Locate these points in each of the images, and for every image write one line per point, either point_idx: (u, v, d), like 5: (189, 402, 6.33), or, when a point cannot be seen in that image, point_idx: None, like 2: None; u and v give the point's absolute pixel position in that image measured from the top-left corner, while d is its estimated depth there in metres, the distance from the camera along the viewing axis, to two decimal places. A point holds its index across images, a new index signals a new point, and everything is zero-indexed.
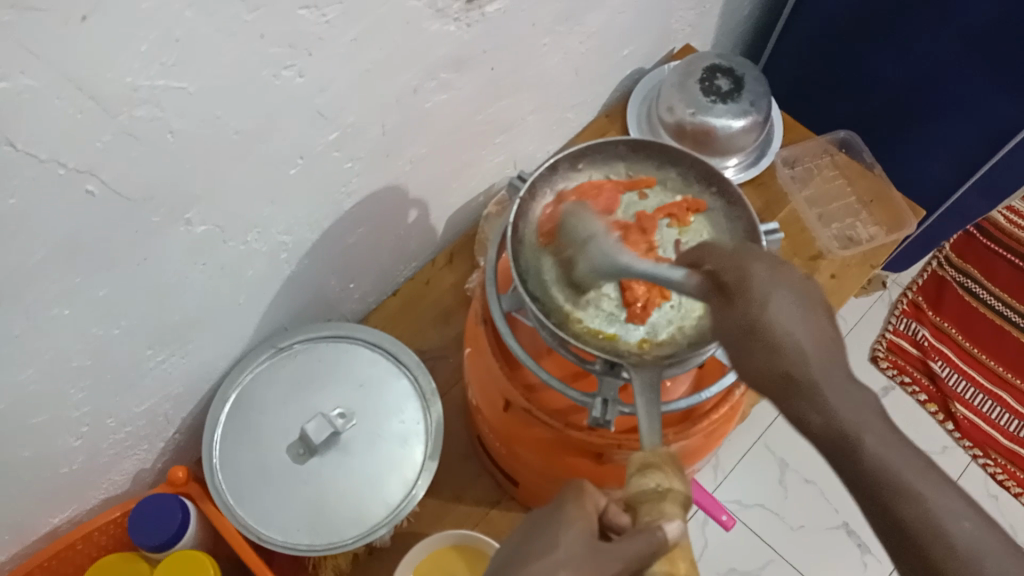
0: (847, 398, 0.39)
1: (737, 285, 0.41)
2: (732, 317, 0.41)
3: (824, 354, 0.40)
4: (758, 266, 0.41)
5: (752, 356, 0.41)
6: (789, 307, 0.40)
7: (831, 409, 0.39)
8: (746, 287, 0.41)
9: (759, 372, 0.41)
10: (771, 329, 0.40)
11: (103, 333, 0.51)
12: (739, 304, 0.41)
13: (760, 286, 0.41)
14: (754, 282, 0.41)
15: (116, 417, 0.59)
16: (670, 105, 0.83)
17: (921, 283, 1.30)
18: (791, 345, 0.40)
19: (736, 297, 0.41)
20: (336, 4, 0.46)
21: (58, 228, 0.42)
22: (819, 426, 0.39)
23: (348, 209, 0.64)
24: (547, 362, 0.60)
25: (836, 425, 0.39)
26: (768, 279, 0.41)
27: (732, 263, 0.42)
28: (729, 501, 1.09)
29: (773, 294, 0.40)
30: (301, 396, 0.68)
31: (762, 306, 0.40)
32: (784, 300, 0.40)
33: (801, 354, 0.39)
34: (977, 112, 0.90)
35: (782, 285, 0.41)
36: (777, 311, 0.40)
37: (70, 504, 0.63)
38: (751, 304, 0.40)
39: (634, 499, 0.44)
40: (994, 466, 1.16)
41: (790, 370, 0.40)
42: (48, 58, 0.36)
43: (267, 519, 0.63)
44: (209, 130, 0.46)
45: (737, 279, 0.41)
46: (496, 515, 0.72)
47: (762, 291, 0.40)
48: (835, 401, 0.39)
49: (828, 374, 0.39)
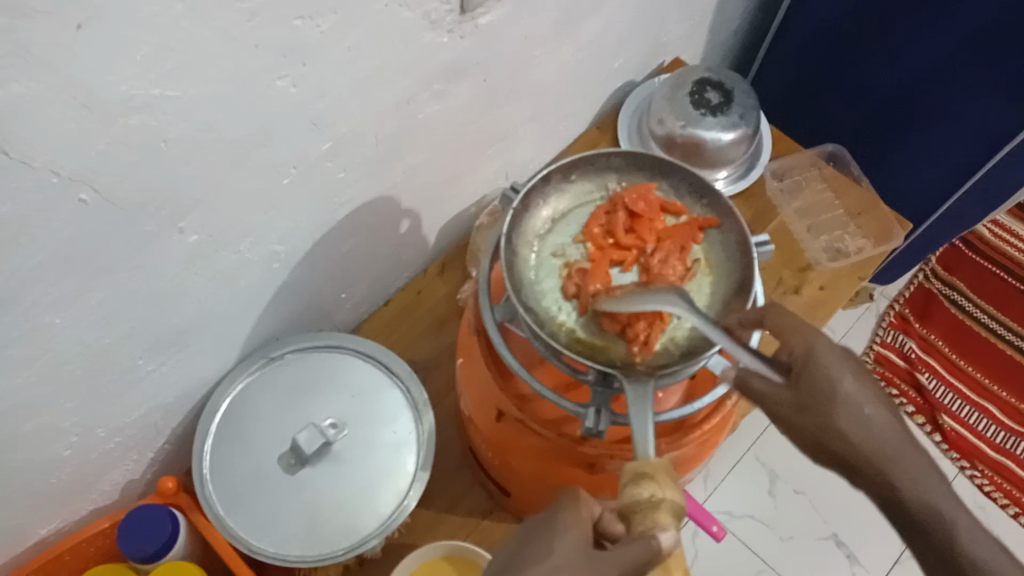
0: (934, 481, 0.39)
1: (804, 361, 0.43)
2: (807, 389, 0.42)
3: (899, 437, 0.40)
4: (822, 341, 0.43)
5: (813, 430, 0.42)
6: (857, 390, 0.42)
7: (922, 494, 0.38)
8: (812, 362, 0.43)
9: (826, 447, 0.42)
10: (844, 404, 0.41)
11: (94, 342, 0.51)
12: (806, 380, 0.43)
13: (825, 366, 0.43)
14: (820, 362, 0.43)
15: (106, 427, 0.59)
16: (660, 118, 0.84)
17: (908, 295, 1.31)
18: (865, 424, 0.41)
19: (803, 368, 0.43)
20: (331, 14, 0.47)
21: (52, 236, 0.42)
22: (910, 508, 0.38)
23: (340, 219, 0.64)
24: (540, 372, 0.61)
25: (931, 510, 0.38)
26: (833, 351, 0.43)
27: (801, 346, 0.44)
28: (718, 512, 1.09)
29: (843, 370, 0.42)
30: (292, 406, 0.68)
31: (829, 378, 0.42)
32: (855, 377, 0.42)
33: (878, 434, 0.40)
34: (962, 125, 0.92)
35: (847, 361, 0.43)
36: (848, 387, 0.42)
37: (58, 515, 0.62)
38: (819, 377, 0.42)
39: (628, 509, 0.44)
40: (981, 477, 1.16)
41: (868, 451, 0.40)
42: (43, 65, 0.36)
43: (258, 530, 0.63)
44: (204, 138, 0.46)
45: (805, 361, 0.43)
46: (487, 526, 0.72)
47: (829, 364, 0.42)
48: (926, 485, 0.38)
49: (911, 456, 0.40)
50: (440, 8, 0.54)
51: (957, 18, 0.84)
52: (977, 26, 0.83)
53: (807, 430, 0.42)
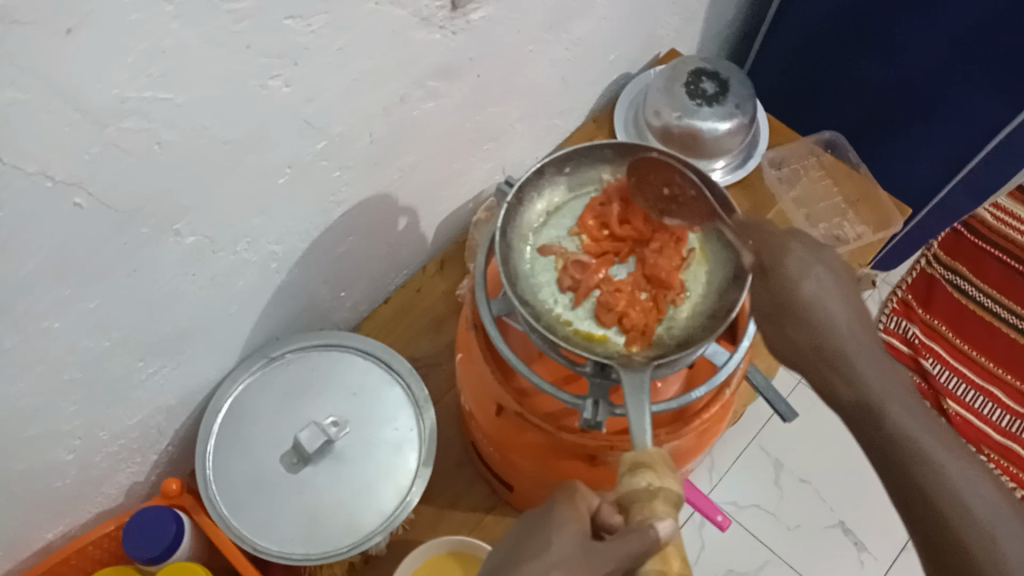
0: (877, 373, 0.48)
1: (771, 262, 0.52)
2: (773, 291, 0.52)
3: (848, 328, 0.49)
4: (798, 249, 0.52)
5: (788, 324, 0.51)
6: (824, 290, 0.50)
7: (861, 380, 0.47)
8: (779, 268, 0.51)
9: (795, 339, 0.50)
10: (803, 303, 0.50)
11: (94, 346, 0.52)
12: (775, 281, 0.51)
13: (796, 262, 0.51)
14: (791, 258, 0.51)
15: (109, 430, 0.59)
16: (657, 109, 0.84)
17: (910, 282, 1.31)
18: (823, 319, 0.49)
19: (778, 274, 0.51)
20: (321, 14, 0.47)
21: (48, 240, 0.43)
22: (848, 394, 0.48)
23: (337, 218, 0.64)
24: (538, 365, 0.61)
25: (865, 396, 0.47)
26: (806, 260, 0.51)
27: (773, 241, 0.52)
28: (725, 503, 1.09)
29: (809, 275, 0.50)
30: (294, 406, 0.68)
31: (796, 282, 0.50)
32: (821, 280, 0.50)
33: (831, 324, 0.49)
34: (957, 117, 0.91)
35: (815, 267, 0.51)
36: (813, 289, 0.50)
37: (64, 518, 0.63)
38: (787, 279, 0.51)
39: (625, 499, 0.44)
40: (988, 462, 1.16)
41: (822, 339, 0.49)
42: (34, 71, 0.36)
43: (263, 530, 0.63)
44: (197, 141, 0.46)
45: (775, 256, 0.52)
46: (491, 521, 0.72)
47: (798, 270, 0.51)
48: (865, 373, 0.48)
49: (857, 347, 0.49)
50: (432, 5, 0.54)
51: (945, 16, 0.84)
52: (967, 23, 0.83)
53: (763, 322, 0.53)
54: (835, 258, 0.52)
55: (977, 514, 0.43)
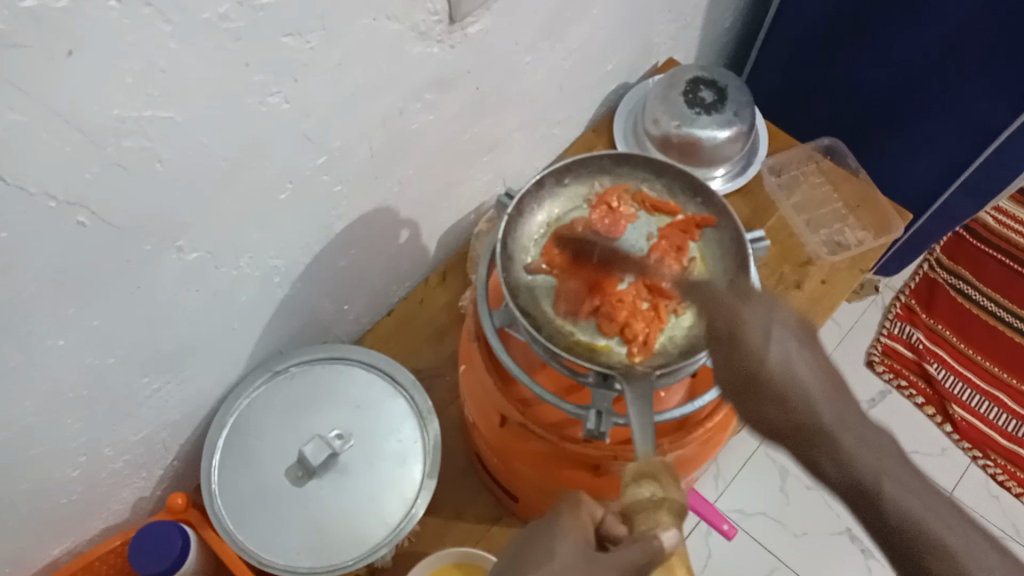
0: (864, 444, 0.37)
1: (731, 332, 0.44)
2: (733, 362, 0.43)
3: (825, 394, 0.39)
4: (752, 313, 0.45)
5: (754, 399, 0.41)
6: (789, 354, 0.41)
7: (848, 458, 0.36)
8: (739, 337, 0.43)
9: (763, 417, 0.40)
10: (765, 371, 0.41)
11: (97, 363, 0.52)
12: (735, 352, 0.43)
13: (752, 327, 0.43)
14: (748, 323, 0.44)
15: (114, 447, 0.59)
16: (655, 118, 0.84)
17: (912, 286, 1.30)
18: (792, 386, 0.40)
19: (737, 342, 0.43)
20: (319, 30, 0.47)
21: (52, 260, 0.43)
22: (836, 476, 0.36)
23: (338, 231, 0.64)
24: (541, 376, 0.61)
25: (857, 477, 0.36)
26: (763, 325, 0.44)
27: (728, 315, 0.46)
28: (730, 510, 1.09)
29: (768, 339, 0.42)
30: (298, 419, 0.69)
31: (755, 349, 0.42)
32: (784, 340, 0.42)
33: (802, 392, 0.39)
34: (955, 118, 0.91)
35: (771, 329, 0.43)
36: (777, 355, 0.41)
37: (69, 535, 0.63)
38: (747, 346, 0.42)
39: (630, 509, 0.44)
40: (994, 466, 1.16)
41: (793, 411, 0.39)
42: (34, 93, 0.36)
43: (268, 543, 0.63)
44: (198, 158, 0.47)
45: (730, 324, 0.45)
46: (496, 532, 0.72)
47: (758, 335, 0.43)
48: (851, 448, 0.37)
49: (839, 415, 0.38)
50: (428, 19, 0.54)
51: (941, 16, 0.85)
52: (962, 21, 0.83)
53: (733, 402, 0.42)
54: (792, 318, 0.44)
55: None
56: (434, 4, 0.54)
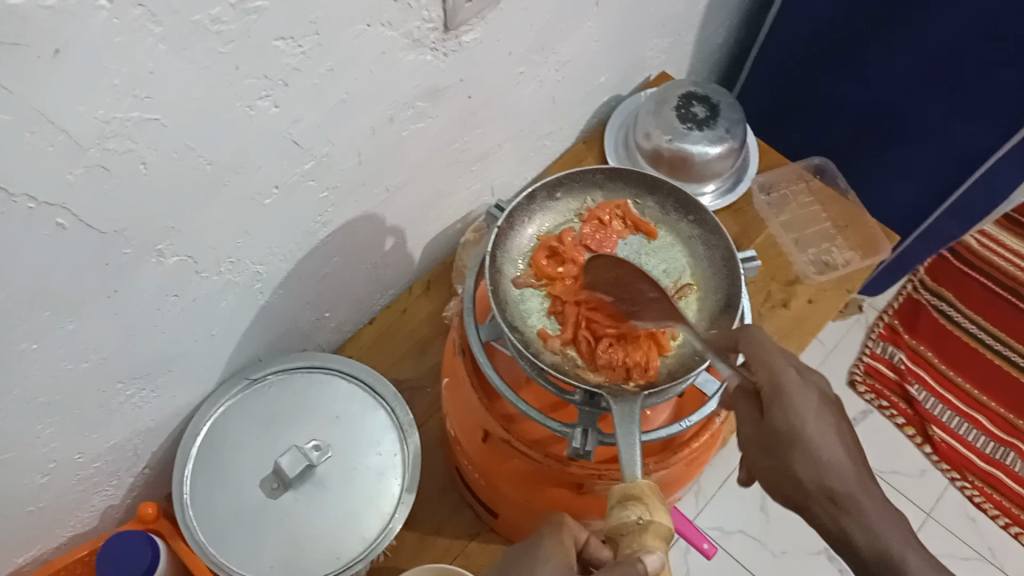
0: (881, 510, 0.45)
1: (773, 390, 0.47)
2: (777, 423, 0.46)
3: (849, 469, 0.46)
4: (793, 374, 0.47)
5: (791, 465, 0.46)
6: (823, 426, 0.46)
7: (875, 531, 0.44)
8: (784, 398, 0.47)
9: (789, 480, 0.47)
10: (813, 442, 0.46)
11: (72, 369, 0.50)
12: (776, 414, 0.47)
13: (796, 391, 0.47)
14: (791, 388, 0.47)
15: (85, 454, 0.58)
16: (647, 132, 0.84)
17: (896, 306, 1.31)
18: (831, 459, 0.46)
19: (779, 402, 0.47)
20: (312, 36, 0.46)
21: (26, 265, 0.41)
22: (868, 543, 0.44)
23: (322, 239, 0.63)
24: (525, 392, 0.60)
25: (880, 545, 0.44)
26: (804, 387, 0.47)
27: (769, 368, 0.47)
28: (709, 528, 1.08)
29: (810, 409, 0.46)
30: (276, 430, 0.67)
31: (801, 417, 0.46)
32: (819, 415, 0.47)
33: (835, 462, 0.46)
34: (937, 142, 0.92)
35: (812, 397, 0.47)
36: (816, 426, 0.46)
37: (36, 542, 0.61)
38: (789, 411, 0.46)
39: (616, 532, 0.44)
40: (972, 488, 1.16)
41: (831, 479, 0.45)
42: (15, 92, 0.35)
43: (241, 556, 0.62)
44: (183, 161, 0.45)
45: (774, 387, 0.47)
46: (474, 549, 0.71)
47: (803, 401, 0.46)
48: (873, 517, 0.45)
49: (864, 488, 0.46)
50: (422, 27, 0.53)
51: (926, 34, 0.84)
52: (949, 36, 0.83)
53: (761, 458, 0.48)
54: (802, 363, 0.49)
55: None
56: (429, 12, 0.53)
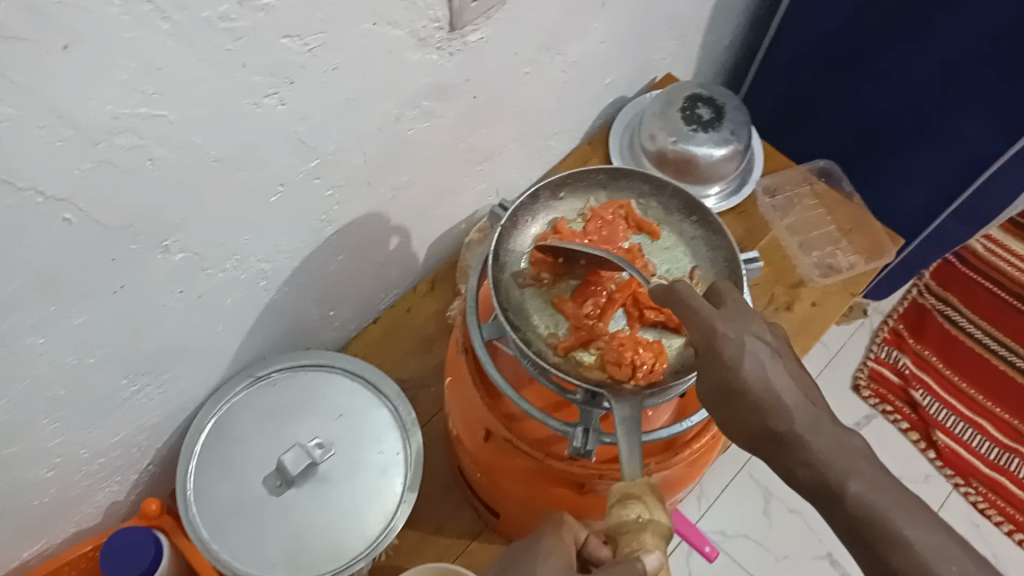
0: (830, 440, 0.41)
1: (705, 343, 0.45)
2: (711, 377, 0.45)
3: (799, 404, 0.43)
4: (727, 326, 0.45)
5: (737, 414, 0.44)
6: (765, 369, 0.44)
7: (816, 459, 0.41)
8: (715, 351, 0.44)
9: (741, 430, 0.44)
10: (748, 387, 0.43)
11: (77, 363, 0.50)
12: (711, 366, 0.45)
13: (728, 338, 0.45)
14: (722, 337, 0.45)
15: (91, 448, 0.58)
16: (652, 134, 0.84)
17: (901, 310, 1.31)
18: (773, 399, 0.43)
19: (712, 356, 0.45)
20: (318, 34, 0.46)
21: (32, 258, 0.42)
22: (806, 474, 0.41)
23: (327, 237, 0.63)
24: (528, 392, 0.60)
25: (824, 475, 0.40)
26: (738, 332, 0.45)
27: (701, 322, 0.46)
28: (712, 531, 1.08)
29: (745, 354, 0.44)
30: (280, 427, 0.67)
31: (736, 364, 0.44)
32: (759, 356, 0.44)
33: (779, 401, 0.43)
34: (949, 143, 0.91)
35: (750, 344, 0.45)
36: (754, 369, 0.44)
37: (41, 536, 0.61)
38: (720, 362, 0.44)
39: (615, 530, 0.45)
40: (976, 494, 1.16)
41: (772, 420, 0.43)
42: (27, 87, 0.35)
43: (242, 552, 0.62)
44: (189, 157, 0.45)
45: (706, 336, 0.45)
46: (477, 548, 0.71)
47: (734, 349, 0.44)
48: (819, 448, 0.41)
49: (809, 417, 0.43)
50: (429, 26, 0.54)
51: (939, 36, 0.84)
52: (966, 36, 0.82)
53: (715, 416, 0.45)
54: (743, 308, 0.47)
55: (924, 551, 0.36)
56: (436, 11, 0.53)
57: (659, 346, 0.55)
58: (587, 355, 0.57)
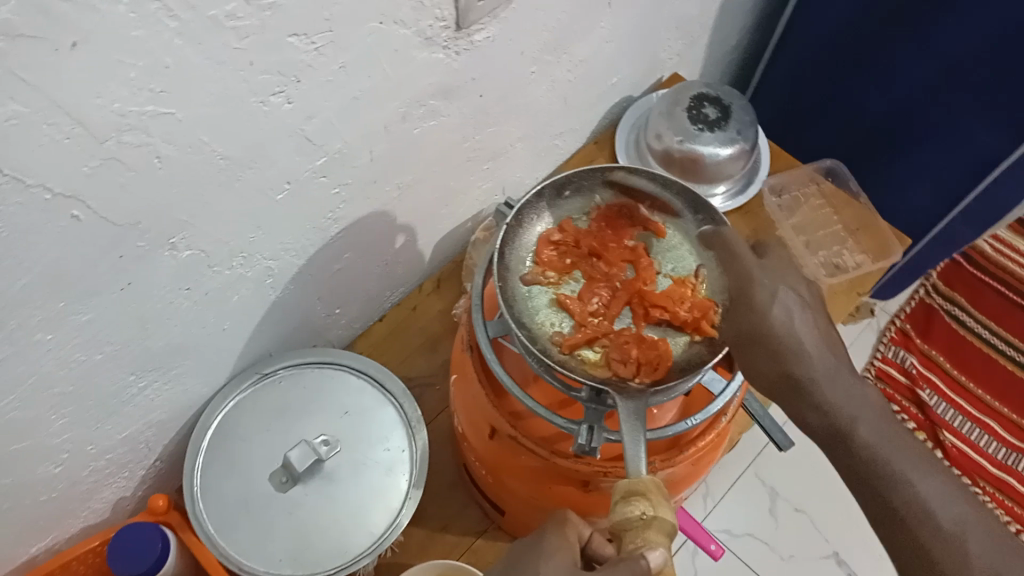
0: (847, 394, 0.49)
1: (740, 293, 0.55)
2: (738, 320, 0.54)
3: (822, 357, 0.51)
4: (762, 277, 0.55)
5: (759, 359, 0.52)
6: (792, 317, 0.52)
7: (830, 404, 0.49)
8: (748, 299, 0.54)
9: (768, 375, 0.51)
10: (773, 330, 0.51)
11: (85, 359, 0.51)
12: (744, 311, 0.54)
13: (763, 291, 0.54)
14: (759, 289, 0.54)
15: (98, 445, 0.58)
16: (658, 132, 0.84)
17: (909, 311, 1.30)
18: (794, 345, 0.51)
19: (749, 301, 0.54)
20: (325, 33, 0.47)
21: (40, 255, 0.42)
22: (818, 421, 0.49)
23: (334, 235, 0.63)
24: (534, 390, 0.61)
25: (833, 421, 0.48)
26: (772, 287, 0.54)
27: (740, 273, 0.56)
28: (718, 530, 1.07)
29: (775, 304, 0.53)
30: (287, 425, 0.68)
31: (765, 313, 0.52)
32: (788, 307, 0.52)
33: (800, 347, 0.51)
34: (957, 147, 0.91)
35: (786, 294, 0.53)
36: (781, 317, 0.52)
37: (48, 532, 0.62)
38: (754, 307, 0.53)
39: (619, 527, 0.45)
40: (984, 494, 1.14)
41: (792, 364, 0.50)
42: (37, 85, 0.36)
43: (249, 549, 0.62)
44: (197, 155, 0.46)
45: (743, 286, 0.55)
46: (482, 546, 0.72)
47: (766, 298, 0.53)
48: (833, 399, 0.49)
49: (825, 365, 0.50)
50: (435, 25, 0.54)
51: (948, 40, 0.83)
52: (975, 39, 0.81)
53: (741, 355, 0.53)
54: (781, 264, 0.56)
55: (920, 491, 0.45)
56: (443, 10, 0.53)
57: (664, 345, 0.56)
58: (590, 351, 0.57)
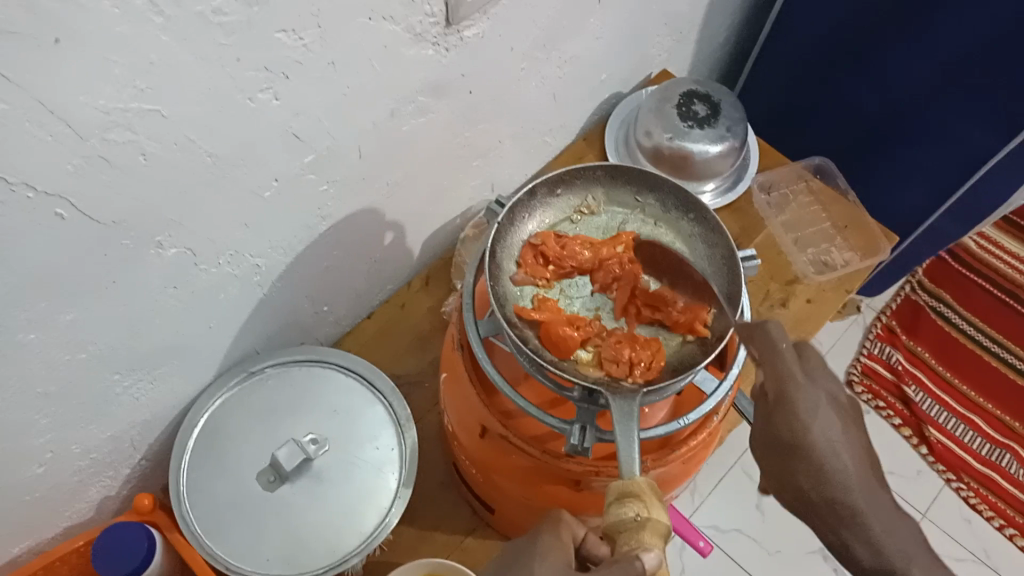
0: (891, 527, 0.42)
1: (780, 400, 0.46)
2: (779, 427, 0.45)
3: (861, 481, 0.44)
4: (805, 382, 0.46)
5: (796, 475, 0.44)
6: (833, 435, 0.45)
7: (878, 541, 0.42)
8: (789, 404, 0.45)
9: (803, 496, 0.44)
10: (814, 446, 0.44)
11: (70, 359, 0.50)
12: (782, 417, 0.45)
13: (805, 399, 0.45)
14: (800, 396, 0.45)
15: (82, 445, 0.58)
16: (648, 130, 0.84)
17: (895, 307, 1.31)
18: (835, 467, 0.44)
19: (786, 409, 0.45)
20: (313, 28, 0.46)
21: (23, 255, 0.41)
22: (868, 559, 0.42)
23: (322, 233, 0.63)
24: (524, 388, 0.60)
25: (884, 559, 0.41)
26: (813, 394, 0.46)
27: (782, 369, 0.46)
28: (706, 527, 1.08)
29: (817, 413, 0.45)
30: (275, 423, 0.67)
31: (805, 422, 0.45)
32: (828, 421, 0.45)
33: (843, 476, 0.43)
34: (944, 143, 0.91)
35: (822, 403, 0.46)
36: (821, 431, 0.44)
37: (32, 533, 0.61)
38: (795, 414, 0.45)
39: (613, 529, 0.45)
40: (967, 489, 1.16)
41: (831, 491, 0.43)
42: (19, 82, 0.35)
43: (237, 550, 0.62)
44: (183, 153, 0.45)
45: (782, 385, 0.46)
46: (472, 544, 0.71)
47: (807, 404, 0.45)
48: (880, 530, 0.42)
49: (864, 490, 0.43)
50: (424, 20, 0.53)
51: (943, 36, 0.83)
52: (969, 36, 0.81)
53: (767, 468, 0.46)
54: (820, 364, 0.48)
55: None
56: (432, 6, 0.53)
57: (655, 347, 0.56)
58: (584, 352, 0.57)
